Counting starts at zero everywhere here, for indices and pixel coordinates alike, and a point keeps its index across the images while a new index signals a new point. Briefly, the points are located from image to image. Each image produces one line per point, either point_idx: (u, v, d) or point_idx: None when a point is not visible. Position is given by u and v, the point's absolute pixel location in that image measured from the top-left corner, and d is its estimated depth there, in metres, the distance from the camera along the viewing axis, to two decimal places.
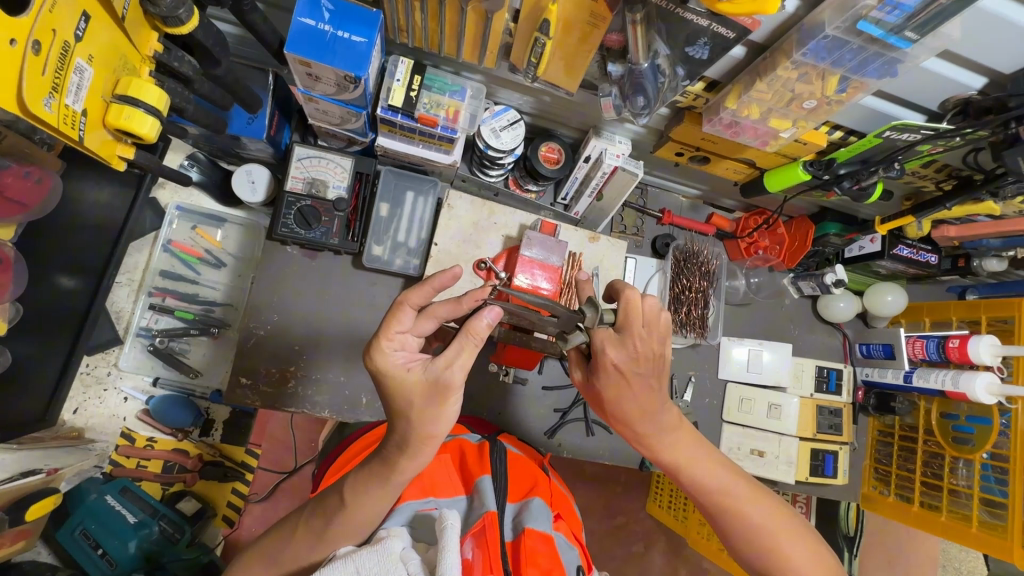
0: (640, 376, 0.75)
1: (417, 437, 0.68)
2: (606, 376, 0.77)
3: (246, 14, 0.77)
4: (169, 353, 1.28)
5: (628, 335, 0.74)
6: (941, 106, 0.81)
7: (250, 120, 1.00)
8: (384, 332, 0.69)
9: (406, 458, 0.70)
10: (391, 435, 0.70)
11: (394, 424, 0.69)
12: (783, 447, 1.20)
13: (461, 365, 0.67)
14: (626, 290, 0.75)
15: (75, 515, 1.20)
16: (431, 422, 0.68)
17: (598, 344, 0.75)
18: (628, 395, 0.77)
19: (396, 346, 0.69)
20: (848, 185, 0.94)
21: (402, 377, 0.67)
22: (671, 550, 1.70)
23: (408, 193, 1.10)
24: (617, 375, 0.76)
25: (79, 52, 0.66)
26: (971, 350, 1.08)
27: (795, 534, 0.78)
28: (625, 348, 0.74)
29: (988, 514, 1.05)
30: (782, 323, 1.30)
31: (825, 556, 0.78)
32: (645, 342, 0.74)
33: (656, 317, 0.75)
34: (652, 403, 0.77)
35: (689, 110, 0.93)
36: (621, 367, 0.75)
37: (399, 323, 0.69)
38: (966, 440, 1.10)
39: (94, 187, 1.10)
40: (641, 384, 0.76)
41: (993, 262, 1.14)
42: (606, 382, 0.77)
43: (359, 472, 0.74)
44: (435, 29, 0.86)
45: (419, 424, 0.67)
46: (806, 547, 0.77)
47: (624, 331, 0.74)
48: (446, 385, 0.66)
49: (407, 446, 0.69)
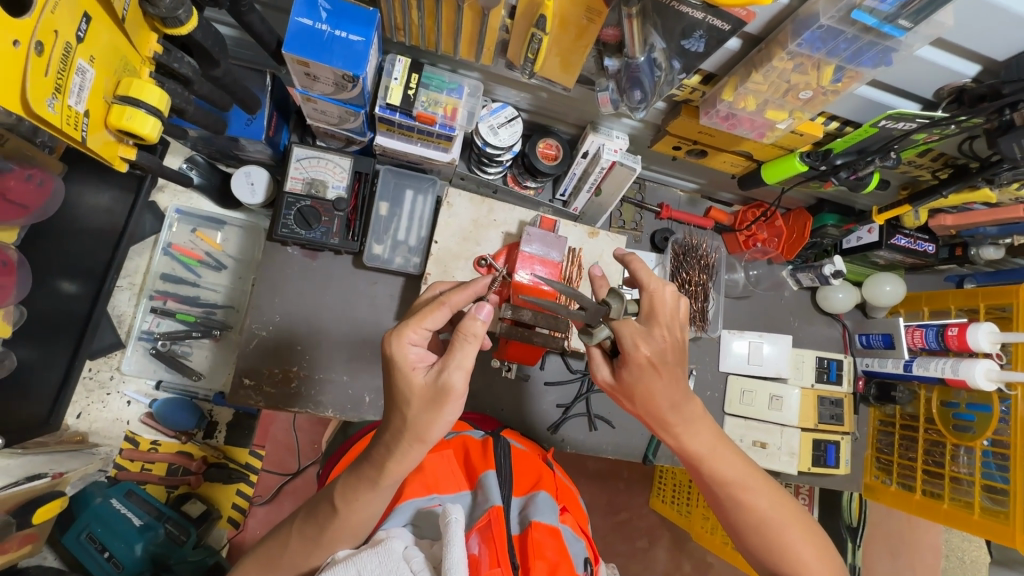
0: (671, 367, 0.77)
1: (409, 436, 0.67)
2: (636, 373, 0.77)
3: (243, 14, 0.78)
4: (172, 356, 1.28)
5: (655, 326, 0.77)
6: (936, 94, 0.82)
7: (249, 121, 1.01)
8: (416, 321, 0.69)
9: (396, 461, 0.69)
10: (385, 431, 0.70)
11: (390, 415, 0.69)
12: (785, 438, 1.20)
13: (458, 367, 0.66)
14: (651, 283, 0.78)
15: (82, 518, 1.19)
16: (426, 425, 0.67)
17: (629, 340, 0.76)
18: (658, 391, 0.77)
19: (417, 339, 0.69)
20: (845, 176, 0.95)
21: (406, 374, 0.67)
22: (675, 545, 1.70)
23: (407, 192, 1.10)
24: (650, 369, 0.76)
25: (81, 53, 0.66)
26: (970, 339, 1.08)
27: (800, 527, 0.78)
28: (654, 340, 0.76)
29: (990, 501, 1.05)
30: (782, 315, 1.31)
31: (829, 552, 0.78)
32: (670, 332, 0.77)
33: (677, 307, 0.79)
34: (680, 392, 0.78)
35: (686, 103, 0.94)
36: (653, 358, 0.75)
37: (432, 320, 0.70)
38: (967, 428, 1.10)
39: (93, 192, 1.11)
40: (671, 377, 0.77)
41: (990, 250, 1.15)
42: (636, 378, 0.78)
43: (350, 479, 0.73)
44: (432, 28, 0.86)
45: (414, 425, 0.67)
46: (811, 540, 0.78)
47: (650, 324, 0.77)
48: (446, 389, 0.65)
49: (396, 447, 0.68)
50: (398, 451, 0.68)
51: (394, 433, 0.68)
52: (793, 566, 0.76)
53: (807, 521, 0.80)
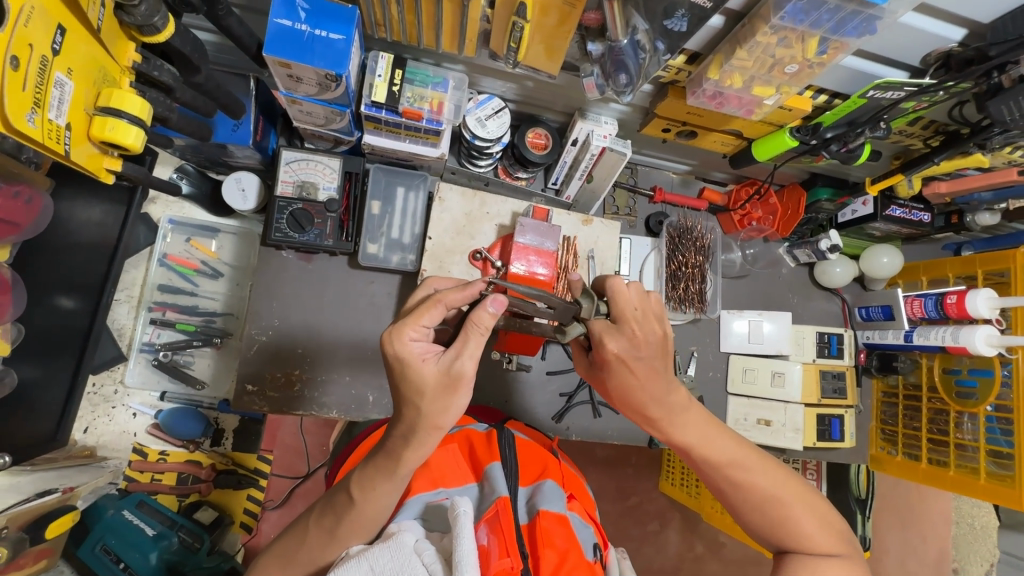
0: (646, 362, 0.77)
1: (425, 426, 0.68)
2: (610, 368, 0.79)
3: (221, 19, 0.77)
4: (174, 366, 1.29)
5: (623, 323, 0.76)
6: (923, 61, 0.81)
7: (235, 126, 1.01)
8: (414, 320, 0.69)
9: (413, 450, 0.69)
10: (398, 423, 0.70)
11: (402, 410, 0.69)
12: (789, 415, 1.20)
13: (471, 355, 0.67)
14: (612, 280, 0.78)
15: (95, 530, 1.20)
16: (440, 413, 0.67)
17: (597, 335, 0.78)
18: (636, 384, 0.78)
19: (418, 335, 0.69)
20: (836, 150, 0.94)
21: (417, 366, 0.67)
22: (687, 526, 1.71)
23: (398, 189, 1.10)
24: (621, 365, 0.77)
25: (58, 66, 0.66)
26: (969, 305, 1.08)
27: (802, 501, 0.78)
28: (624, 336, 0.77)
29: (995, 466, 1.06)
30: (780, 292, 1.30)
31: (832, 520, 0.79)
32: (642, 328, 0.76)
33: (646, 300, 0.78)
34: (660, 385, 0.77)
35: (672, 84, 0.93)
36: (621, 355, 0.77)
37: (429, 317, 0.70)
38: (970, 395, 1.10)
39: (84, 206, 1.10)
40: (647, 371, 0.77)
41: (986, 216, 1.13)
42: (612, 372, 0.79)
43: (367, 469, 0.73)
44: (412, 22, 0.86)
45: (428, 413, 0.67)
46: (813, 510, 0.78)
47: (620, 321, 0.77)
48: (459, 375, 0.66)
49: (413, 437, 0.68)
50: (416, 439, 0.68)
51: (409, 426, 0.67)
52: (797, 540, 0.77)
53: (808, 492, 0.80)
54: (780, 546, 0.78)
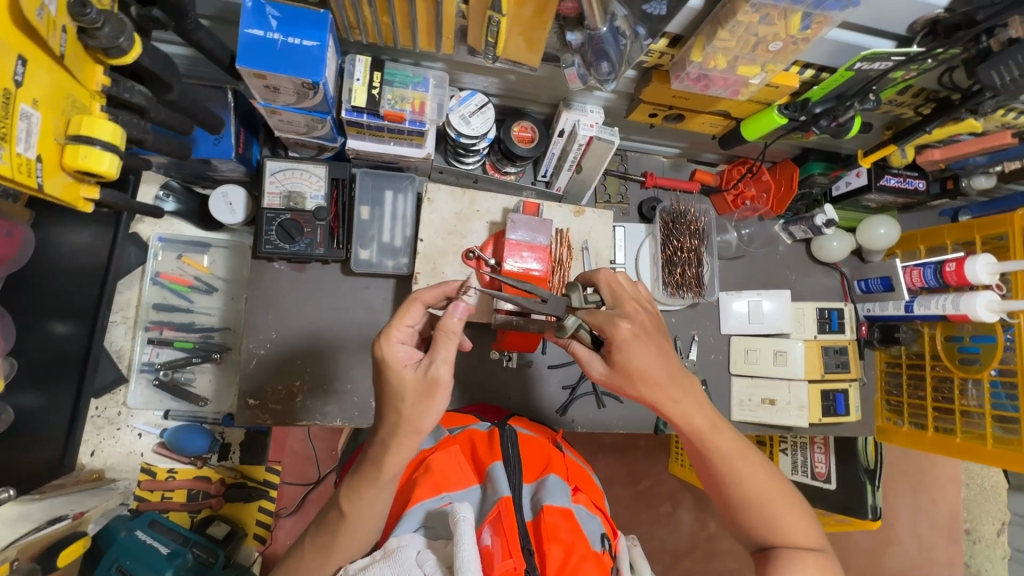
0: (656, 339, 0.77)
1: (405, 430, 0.67)
2: (626, 351, 0.75)
3: (190, 33, 0.76)
4: (175, 384, 1.29)
5: (624, 302, 0.79)
6: (909, 29, 0.80)
7: (216, 140, 1.00)
8: (397, 320, 0.71)
9: (394, 455, 0.68)
10: (379, 431, 0.70)
11: (383, 414, 0.69)
12: (793, 393, 1.20)
13: (444, 360, 0.67)
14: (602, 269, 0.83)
15: (109, 553, 1.19)
16: (419, 418, 0.67)
17: (607, 318, 0.77)
18: (653, 365, 0.75)
19: (403, 337, 0.71)
20: (826, 124, 0.93)
21: (397, 370, 0.68)
22: (698, 506, 1.72)
23: (386, 193, 1.08)
24: (636, 343, 0.75)
25: (22, 97, 0.65)
26: (969, 272, 1.07)
27: (789, 500, 0.79)
28: (631, 316, 0.77)
29: (1002, 431, 1.05)
30: (778, 270, 1.30)
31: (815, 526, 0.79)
32: (640, 308, 0.79)
33: (635, 288, 0.83)
34: (672, 363, 0.77)
35: (656, 68, 0.92)
36: (636, 332, 0.76)
37: (412, 317, 0.72)
38: (973, 360, 1.09)
39: (72, 232, 1.10)
40: (660, 349, 0.76)
41: (981, 179, 1.13)
42: (629, 356, 0.75)
43: (352, 480, 0.73)
44: (387, 23, 0.84)
45: (409, 417, 0.67)
46: (799, 511, 0.79)
47: (619, 305, 0.79)
48: (434, 379, 0.66)
49: (391, 442, 0.68)
50: (401, 448, 0.68)
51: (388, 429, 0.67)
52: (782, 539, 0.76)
53: (794, 494, 0.81)
54: (764, 544, 0.78)
